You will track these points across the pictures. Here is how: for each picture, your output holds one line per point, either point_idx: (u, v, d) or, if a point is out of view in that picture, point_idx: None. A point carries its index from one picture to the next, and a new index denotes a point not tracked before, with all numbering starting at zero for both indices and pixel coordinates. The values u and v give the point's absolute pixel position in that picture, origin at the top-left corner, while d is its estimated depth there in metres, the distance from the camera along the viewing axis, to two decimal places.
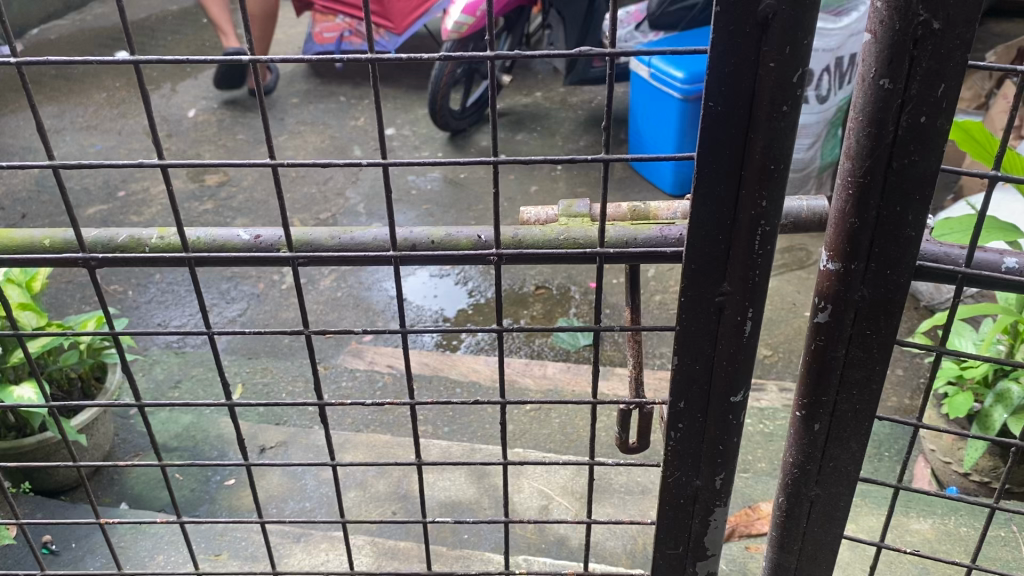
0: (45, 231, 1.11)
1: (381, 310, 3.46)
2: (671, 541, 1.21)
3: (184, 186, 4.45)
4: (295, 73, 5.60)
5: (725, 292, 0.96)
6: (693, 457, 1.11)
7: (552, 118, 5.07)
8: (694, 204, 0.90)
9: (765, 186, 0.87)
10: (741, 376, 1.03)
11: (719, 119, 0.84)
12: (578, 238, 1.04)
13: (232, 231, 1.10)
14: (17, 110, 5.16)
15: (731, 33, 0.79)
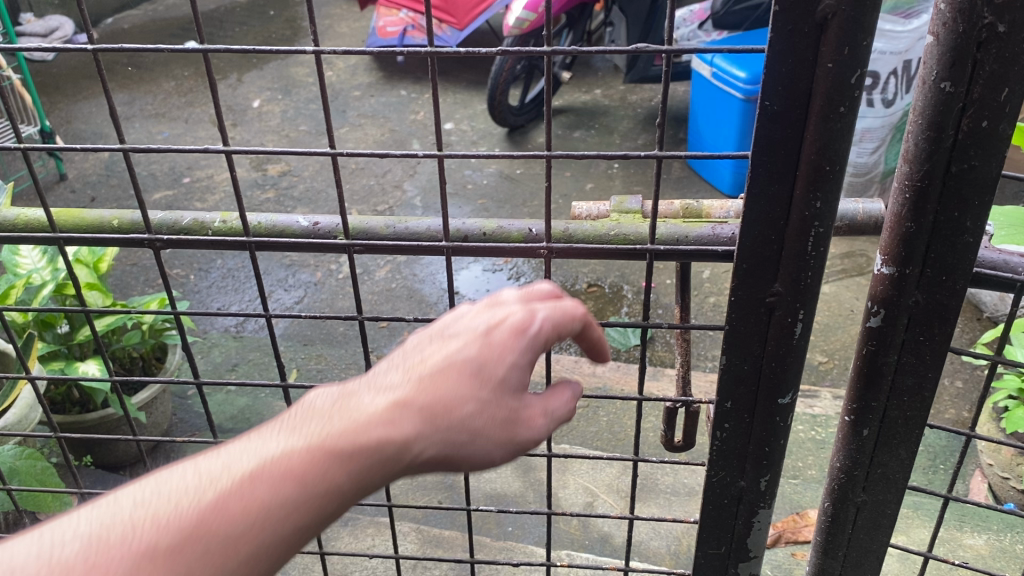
0: (114, 212, 1.15)
1: (433, 302, 3.50)
2: (714, 541, 1.21)
3: (247, 174, 4.56)
4: (357, 66, 5.68)
5: (776, 293, 0.95)
6: (737, 457, 1.11)
7: (610, 116, 5.06)
8: (747, 204, 0.90)
9: (819, 187, 0.87)
10: (791, 379, 1.02)
11: (776, 118, 0.84)
12: (629, 234, 1.04)
13: (292, 217, 1.12)
14: (90, 97, 5.33)
15: (789, 33, 0.79)
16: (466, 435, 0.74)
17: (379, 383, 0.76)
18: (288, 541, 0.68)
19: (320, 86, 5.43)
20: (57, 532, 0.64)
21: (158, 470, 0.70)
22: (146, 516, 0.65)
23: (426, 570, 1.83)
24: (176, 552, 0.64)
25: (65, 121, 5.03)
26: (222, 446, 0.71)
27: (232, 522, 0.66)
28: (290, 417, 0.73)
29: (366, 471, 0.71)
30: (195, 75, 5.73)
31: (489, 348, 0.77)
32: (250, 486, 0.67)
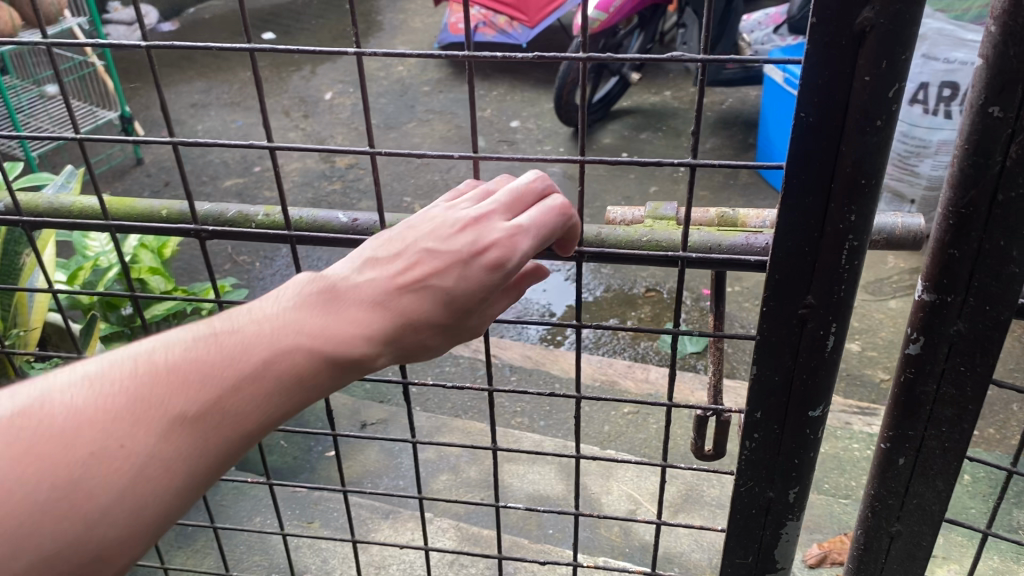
0: (163, 202, 1.20)
1: None
2: (740, 550, 1.19)
3: (316, 166, 4.66)
4: (428, 61, 5.72)
5: (808, 305, 0.94)
6: (766, 468, 1.09)
7: (679, 118, 5.01)
8: (780, 214, 0.88)
9: (854, 200, 0.85)
10: (822, 392, 1.00)
11: (812, 130, 0.82)
12: (661, 241, 1.03)
13: (332, 212, 1.15)
14: (170, 84, 5.50)
15: (826, 45, 0.77)
16: (421, 352, 0.86)
17: (369, 292, 0.82)
18: (282, 416, 0.80)
19: (391, 80, 5.50)
20: (109, 378, 0.75)
21: (193, 329, 0.80)
22: (178, 381, 0.75)
23: (462, 567, 1.85)
24: (208, 419, 0.75)
25: (145, 107, 5.21)
26: (245, 319, 0.80)
27: (252, 400, 0.77)
28: (298, 306, 0.81)
29: (344, 373, 0.82)
30: (272, 66, 5.86)
31: (464, 281, 0.83)
32: (268, 370, 0.78)
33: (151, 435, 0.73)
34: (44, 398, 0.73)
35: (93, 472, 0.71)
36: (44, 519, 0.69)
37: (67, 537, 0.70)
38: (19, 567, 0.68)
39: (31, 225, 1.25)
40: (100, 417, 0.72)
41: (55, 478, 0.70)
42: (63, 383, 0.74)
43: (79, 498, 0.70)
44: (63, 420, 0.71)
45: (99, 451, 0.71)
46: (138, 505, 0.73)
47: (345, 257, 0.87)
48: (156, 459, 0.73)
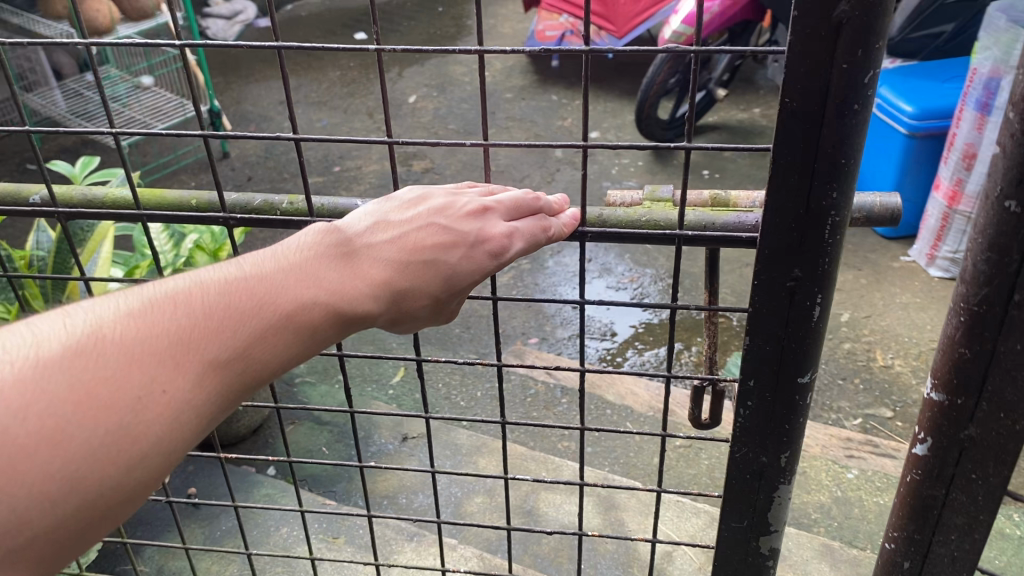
0: (192, 193, 1.32)
1: (551, 314, 3.69)
2: (738, 515, 1.41)
3: (394, 168, 4.71)
4: (515, 67, 5.71)
5: (795, 278, 1.10)
6: (759, 434, 1.29)
7: (766, 136, 4.86)
8: (769, 191, 1.04)
9: (835, 179, 1.01)
10: (808, 361, 1.18)
11: (796, 114, 0.97)
12: (659, 221, 1.19)
13: (351, 201, 1.28)
14: (262, 80, 5.64)
15: (808, 36, 0.92)
16: (411, 317, 1.02)
17: (381, 256, 0.98)
18: (291, 365, 0.93)
19: (476, 85, 5.50)
20: (152, 321, 0.84)
21: (223, 276, 0.90)
22: (212, 329, 0.86)
23: None
24: (234, 365, 0.87)
25: (236, 101, 5.36)
26: (270, 271, 0.92)
27: (273, 350, 0.90)
28: (315, 262, 0.95)
29: (348, 329, 0.96)
30: (361, 65, 5.93)
31: (464, 261, 1.02)
32: (290, 323, 0.91)
33: (187, 381, 0.84)
34: (96, 331, 0.82)
35: (138, 417, 0.81)
36: (97, 459, 0.79)
37: (114, 475, 0.81)
38: (70, 504, 0.79)
39: (67, 216, 1.36)
40: (146, 359, 0.82)
41: (108, 423, 0.80)
42: (107, 322, 0.83)
43: (126, 442, 0.81)
44: (113, 363, 0.81)
45: (145, 396, 0.82)
46: (171, 444, 0.84)
47: (352, 218, 1.02)
48: (191, 404, 0.84)
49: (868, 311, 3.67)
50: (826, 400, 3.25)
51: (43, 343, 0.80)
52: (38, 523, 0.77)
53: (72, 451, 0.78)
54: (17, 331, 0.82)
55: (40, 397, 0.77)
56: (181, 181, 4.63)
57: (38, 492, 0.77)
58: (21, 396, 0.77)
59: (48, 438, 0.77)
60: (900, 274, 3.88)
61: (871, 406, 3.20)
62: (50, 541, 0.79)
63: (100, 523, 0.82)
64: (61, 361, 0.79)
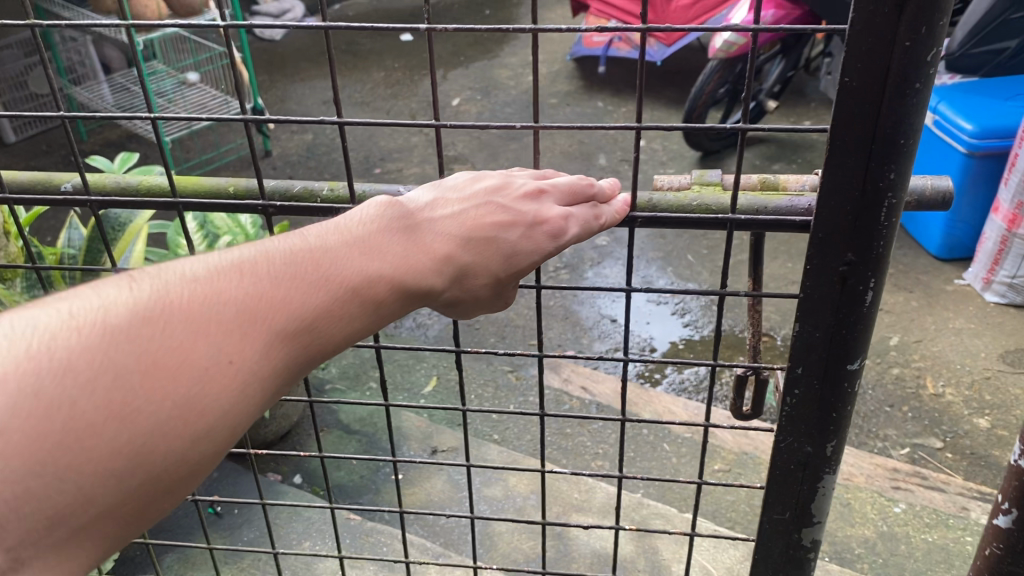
0: (228, 180, 1.33)
1: (589, 326, 3.62)
2: (779, 507, 1.45)
3: (435, 172, 4.69)
4: (560, 72, 5.64)
5: (848, 262, 1.16)
6: (803, 422, 1.34)
7: (816, 150, 4.74)
8: (825, 171, 1.09)
9: (893, 159, 1.07)
10: (857, 347, 1.24)
11: (855, 92, 1.02)
12: (711, 205, 1.21)
13: (393, 188, 1.29)
14: (307, 79, 5.64)
15: (871, 14, 0.97)
16: (471, 294, 1.06)
17: (446, 231, 1.02)
18: (353, 338, 0.95)
19: (520, 89, 5.44)
20: (218, 289, 0.85)
21: (288, 246, 0.92)
22: (278, 297, 0.87)
23: None
24: (300, 337, 0.89)
25: (281, 100, 5.37)
26: (333, 244, 0.94)
27: (337, 323, 0.91)
28: (379, 233, 0.97)
29: (411, 303, 0.99)
30: (407, 66, 5.89)
31: (526, 239, 1.07)
32: (355, 296, 0.93)
33: (255, 352, 0.85)
34: (161, 298, 0.83)
35: (204, 389, 0.82)
36: (165, 432, 0.80)
37: (179, 448, 0.81)
38: (135, 479, 0.80)
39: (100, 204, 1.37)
40: (213, 328, 0.83)
41: (174, 395, 0.80)
42: (175, 290, 0.84)
43: (192, 413, 0.81)
44: (180, 331, 0.82)
45: (212, 367, 0.82)
46: (236, 417, 0.85)
47: (413, 195, 1.06)
48: (257, 375, 0.85)
49: (918, 336, 3.54)
50: (872, 427, 3.14)
51: (110, 309, 0.81)
52: (105, 496, 0.79)
53: (140, 424, 0.79)
54: (84, 297, 0.83)
55: (108, 368, 0.78)
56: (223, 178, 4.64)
57: (107, 465, 0.78)
58: (92, 367, 0.78)
59: (116, 409, 0.78)
60: (953, 298, 3.74)
61: (920, 435, 3.08)
62: (116, 513, 0.80)
63: (165, 498, 0.83)
64: (129, 328, 0.80)
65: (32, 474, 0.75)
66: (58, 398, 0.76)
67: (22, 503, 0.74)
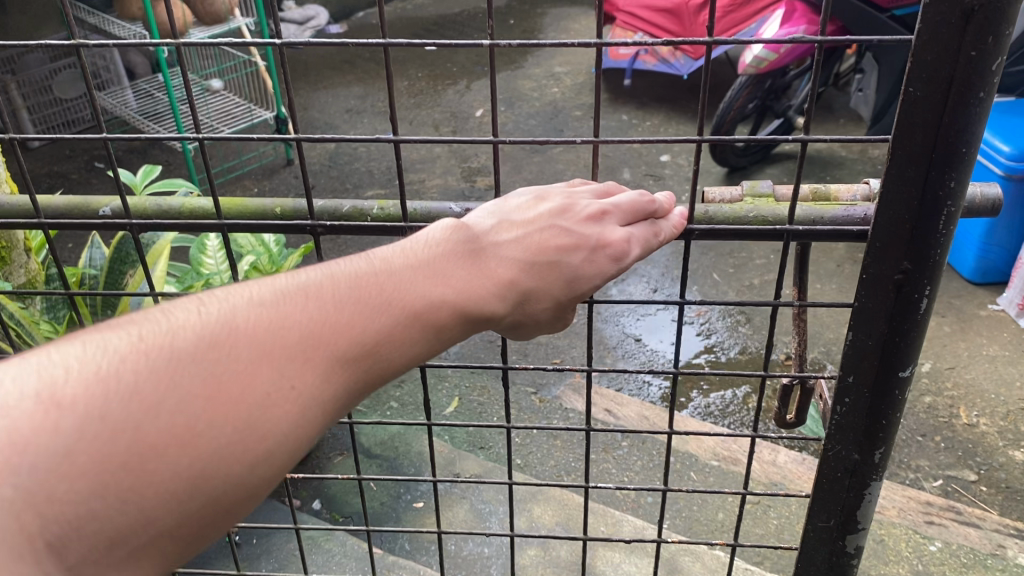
0: (275, 201, 1.37)
1: (613, 346, 3.55)
2: (825, 514, 1.54)
3: (457, 183, 4.64)
4: (584, 84, 5.58)
5: (904, 270, 1.22)
6: (852, 430, 1.42)
7: (846, 167, 4.66)
8: (886, 181, 1.15)
9: (953, 168, 1.12)
10: (909, 355, 1.30)
11: (919, 102, 1.08)
12: (768, 216, 1.27)
13: (444, 206, 1.34)
14: (330, 87, 5.62)
15: (940, 24, 1.02)
16: (530, 319, 1.06)
17: (508, 256, 1.03)
18: (414, 362, 0.95)
19: (544, 101, 5.39)
20: (284, 313, 0.86)
21: (353, 271, 0.93)
22: (342, 322, 0.89)
23: None
24: (363, 361, 0.90)
25: (303, 108, 5.35)
26: (396, 268, 0.95)
27: (399, 348, 0.92)
28: (443, 257, 0.99)
29: (472, 327, 1.00)
30: (429, 75, 5.85)
31: (588, 264, 1.08)
32: (418, 320, 0.93)
33: (316, 377, 0.86)
34: (228, 322, 0.84)
35: (266, 413, 0.83)
36: (226, 457, 0.80)
37: (239, 473, 0.82)
38: (194, 503, 0.79)
39: (142, 228, 1.39)
40: (278, 353, 0.84)
41: (237, 420, 0.81)
42: (241, 314, 0.85)
43: (255, 438, 0.82)
44: (246, 355, 0.83)
45: (275, 393, 0.83)
46: (295, 442, 0.85)
47: (476, 218, 1.08)
48: (317, 400, 0.86)
49: (952, 362, 3.45)
50: (904, 457, 3.06)
51: (178, 331, 0.82)
52: (165, 521, 0.78)
53: (203, 449, 0.79)
54: (153, 318, 0.84)
55: (174, 392, 0.79)
56: (245, 187, 4.62)
57: (170, 488, 0.77)
58: (158, 391, 0.78)
59: (182, 434, 0.78)
60: (987, 324, 3.65)
61: (953, 467, 3.00)
62: (173, 538, 0.80)
63: (222, 523, 0.83)
64: (196, 352, 0.81)
65: (96, 497, 0.74)
66: (124, 422, 0.76)
67: (86, 525, 0.74)
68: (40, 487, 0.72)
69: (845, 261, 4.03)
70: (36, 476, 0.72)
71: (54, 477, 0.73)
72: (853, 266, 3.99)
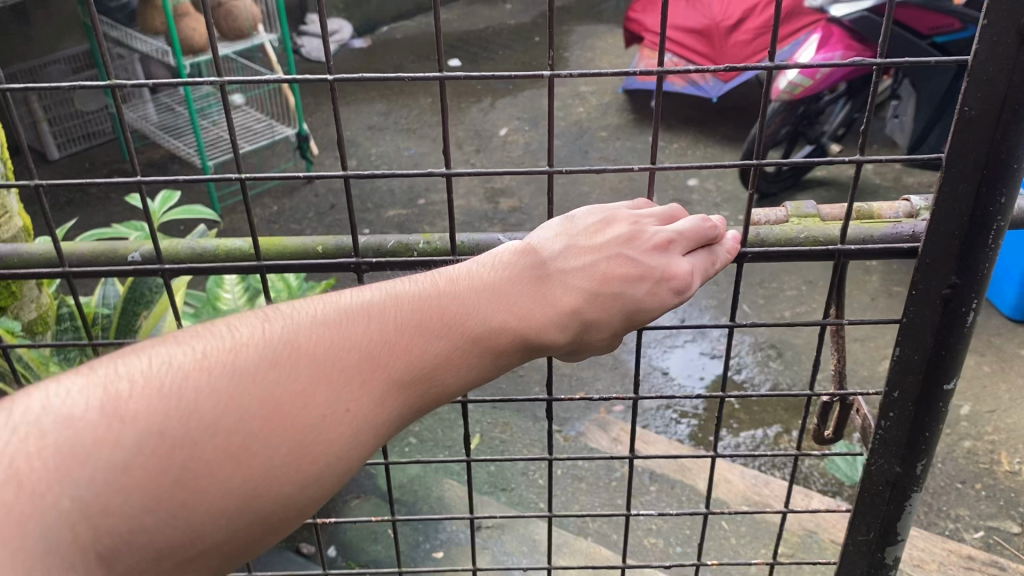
0: (316, 240, 1.42)
1: (640, 379, 3.44)
2: (864, 529, 1.63)
3: (479, 205, 4.55)
4: (611, 104, 5.49)
5: (952, 285, 1.32)
6: (894, 442, 1.51)
7: (880, 195, 4.55)
8: (939, 198, 1.25)
9: (1003, 184, 1.22)
10: (953, 369, 1.40)
11: (972, 120, 1.18)
12: (820, 237, 1.33)
13: (490, 237, 1.40)
14: (352, 103, 5.56)
15: (995, 44, 1.13)
16: (583, 346, 1.15)
17: (573, 285, 1.11)
18: (462, 387, 1.05)
19: (569, 121, 5.30)
20: (349, 336, 0.97)
21: (416, 295, 1.04)
22: (399, 349, 1.00)
23: None
24: (416, 384, 1.01)
25: (325, 124, 5.30)
26: (458, 293, 1.06)
27: (452, 372, 1.03)
28: (505, 282, 1.10)
29: (523, 354, 1.10)
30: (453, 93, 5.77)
31: (653, 294, 1.14)
32: (474, 345, 1.05)
33: (368, 402, 0.96)
34: (293, 347, 0.94)
35: (321, 433, 0.93)
36: (278, 475, 0.91)
37: (289, 492, 0.92)
38: (244, 518, 0.89)
39: (174, 272, 1.41)
40: (337, 377, 0.95)
41: (291, 442, 0.91)
42: (303, 336, 0.96)
43: (309, 456, 0.92)
44: (303, 380, 0.93)
45: (330, 414, 0.94)
46: (344, 463, 0.95)
47: (544, 239, 1.15)
48: (369, 422, 0.96)
49: (992, 405, 3.31)
50: (942, 505, 2.93)
51: (243, 352, 0.92)
52: (214, 531, 0.88)
53: (255, 467, 0.89)
54: (222, 334, 0.94)
55: (234, 411, 0.89)
56: (264, 206, 4.57)
57: (224, 503, 0.88)
58: (218, 409, 0.88)
59: (237, 452, 0.88)
60: None
61: (995, 518, 2.87)
62: (225, 547, 0.90)
63: (267, 539, 0.93)
64: (259, 374, 0.92)
65: (150, 509, 0.84)
66: (183, 437, 0.86)
67: (138, 536, 0.83)
68: (95, 499, 0.81)
69: (879, 294, 3.91)
70: (94, 487, 0.81)
71: (111, 489, 0.82)
72: (887, 300, 3.87)
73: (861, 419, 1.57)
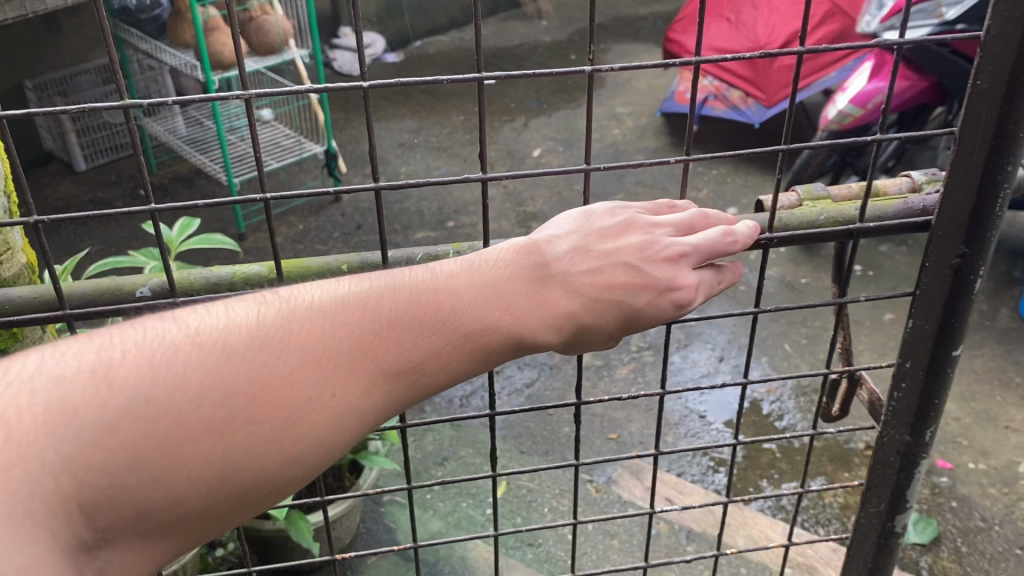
0: (339, 258, 1.33)
1: (675, 422, 3.27)
2: (875, 500, 1.71)
3: (511, 230, 4.40)
4: (648, 126, 5.34)
5: (961, 255, 1.42)
6: (906, 410, 1.59)
7: None
8: (950, 168, 1.37)
9: (1008, 154, 1.34)
10: (961, 334, 1.49)
11: (981, 91, 1.30)
12: (837, 217, 1.42)
13: None
14: (383, 119, 5.45)
15: (1005, 18, 1.25)
16: (578, 346, 1.18)
17: (574, 288, 1.13)
18: (451, 381, 1.08)
19: (605, 143, 5.15)
20: (342, 324, 1.00)
21: (414, 289, 1.05)
22: (391, 341, 1.02)
23: None
24: (404, 377, 1.03)
25: (355, 140, 5.19)
26: (454, 291, 1.07)
27: (440, 369, 1.05)
28: (507, 281, 1.11)
29: (516, 352, 1.12)
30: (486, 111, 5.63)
31: (653, 304, 1.15)
32: (465, 345, 1.06)
33: (355, 391, 0.99)
34: (286, 330, 0.97)
35: (305, 416, 0.96)
36: (260, 453, 0.94)
37: (271, 468, 0.95)
38: (224, 490, 0.93)
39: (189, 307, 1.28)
40: (325, 363, 0.98)
41: (276, 420, 0.94)
42: (299, 320, 0.98)
43: (293, 438, 0.95)
44: (292, 364, 0.96)
45: (315, 398, 0.97)
46: (327, 447, 0.98)
47: (556, 234, 1.16)
48: (355, 411, 1.00)
49: None
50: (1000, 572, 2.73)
51: (237, 330, 0.95)
52: (194, 500, 0.91)
53: (237, 443, 0.92)
54: (222, 311, 0.98)
55: (222, 385, 0.92)
56: (290, 224, 4.46)
57: (204, 473, 0.91)
58: (204, 383, 0.91)
59: (221, 426, 0.91)
60: None
61: None
62: (205, 514, 0.94)
63: (247, 509, 0.97)
64: (250, 352, 0.94)
65: (130, 471, 0.87)
66: (168, 407, 0.89)
67: (115, 495, 0.86)
68: (78, 456, 0.84)
69: None
70: (77, 446, 0.84)
71: (92, 448, 0.85)
72: None
73: (868, 392, 1.69)
